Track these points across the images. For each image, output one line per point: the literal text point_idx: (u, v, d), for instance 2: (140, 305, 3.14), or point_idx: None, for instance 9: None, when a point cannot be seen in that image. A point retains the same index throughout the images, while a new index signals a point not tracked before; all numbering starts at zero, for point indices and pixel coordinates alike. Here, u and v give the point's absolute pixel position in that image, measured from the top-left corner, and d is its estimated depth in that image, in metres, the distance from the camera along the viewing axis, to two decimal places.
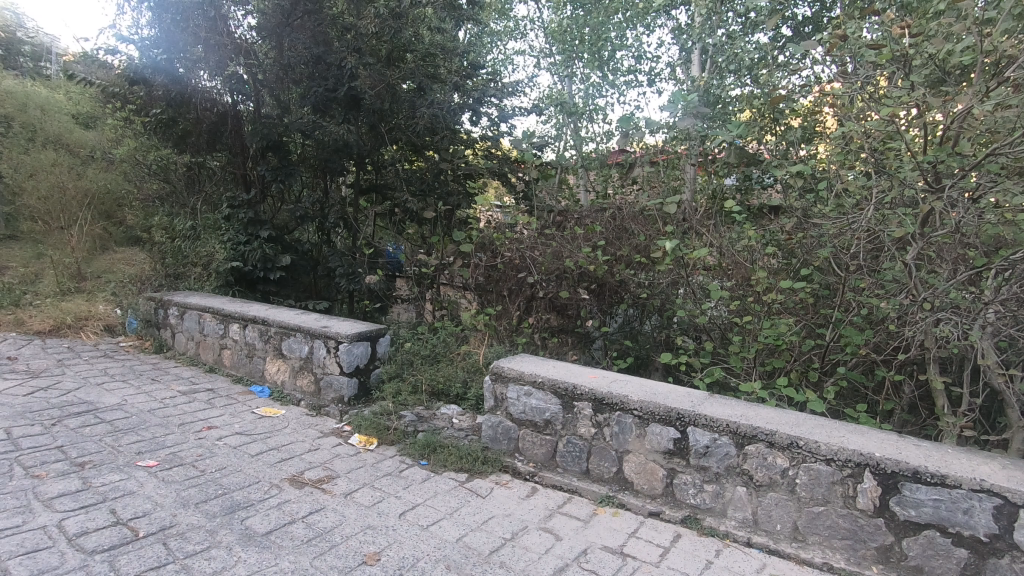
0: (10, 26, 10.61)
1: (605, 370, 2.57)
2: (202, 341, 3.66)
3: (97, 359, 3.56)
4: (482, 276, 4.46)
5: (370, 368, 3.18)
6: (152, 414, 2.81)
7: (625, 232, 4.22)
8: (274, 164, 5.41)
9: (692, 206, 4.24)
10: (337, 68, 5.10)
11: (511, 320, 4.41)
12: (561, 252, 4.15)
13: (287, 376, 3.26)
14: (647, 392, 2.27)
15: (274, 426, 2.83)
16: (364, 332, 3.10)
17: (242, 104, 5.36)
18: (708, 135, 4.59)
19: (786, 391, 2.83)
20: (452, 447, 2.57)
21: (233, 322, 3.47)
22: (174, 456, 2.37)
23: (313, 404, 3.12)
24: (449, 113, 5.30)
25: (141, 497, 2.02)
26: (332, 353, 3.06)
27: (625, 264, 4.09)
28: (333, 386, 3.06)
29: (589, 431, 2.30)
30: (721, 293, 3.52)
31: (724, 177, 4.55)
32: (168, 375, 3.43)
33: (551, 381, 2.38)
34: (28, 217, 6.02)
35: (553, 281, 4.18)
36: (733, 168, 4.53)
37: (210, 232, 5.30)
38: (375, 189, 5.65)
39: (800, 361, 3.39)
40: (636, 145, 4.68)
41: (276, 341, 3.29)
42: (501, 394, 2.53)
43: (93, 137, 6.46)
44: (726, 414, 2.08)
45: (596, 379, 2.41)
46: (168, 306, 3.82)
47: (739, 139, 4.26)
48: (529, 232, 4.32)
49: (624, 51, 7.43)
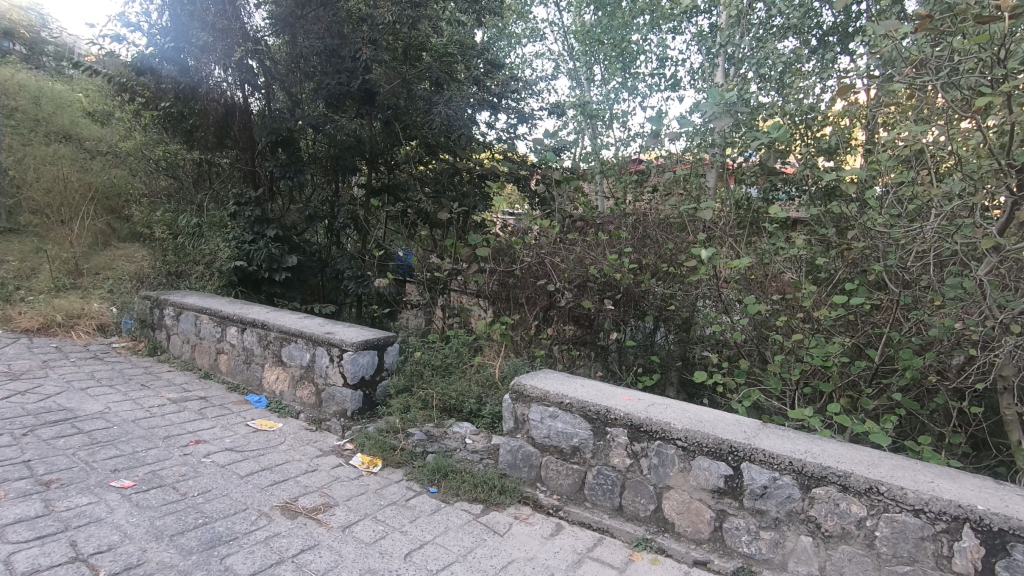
0: (35, 27, 10.52)
1: (639, 391, 2.28)
2: (198, 345, 3.42)
3: (85, 361, 3.32)
4: (497, 283, 4.19)
5: (376, 379, 2.92)
6: (136, 425, 2.55)
7: (652, 240, 3.95)
8: (283, 160, 5.19)
9: (722, 214, 3.95)
10: (351, 61, 4.88)
11: (528, 331, 4.09)
12: (585, 259, 3.85)
13: (286, 386, 3.00)
14: (690, 419, 1.99)
15: (269, 442, 2.57)
16: (371, 340, 2.85)
17: (256, 102, 5.14)
18: (733, 142, 4.27)
19: (840, 420, 2.52)
20: (466, 474, 2.30)
21: (231, 325, 3.23)
22: (154, 477, 2.10)
23: (313, 418, 2.86)
24: (465, 113, 5.10)
25: (108, 526, 1.75)
26: (336, 362, 2.80)
27: (650, 274, 3.82)
28: (336, 398, 2.80)
29: (624, 462, 2.01)
30: (759, 308, 3.23)
31: (746, 188, 4.37)
32: (159, 381, 3.16)
33: (580, 403, 2.10)
34: (30, 209, 5.85)
35: (574, 291, 3.91)
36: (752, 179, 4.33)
37: (215, 229, 5.05)
38: (388, 190, 5.49)
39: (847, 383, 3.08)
40: (653, 154, 4.58)
41: (276, 347, 3.03)
42: (522, 415, 2.25)
43: (101, 131, 6.30)
44: (788, 449, 1.79)
45: (632, 403, 2.12)
46: (164, 306, 3.58)
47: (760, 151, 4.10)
48: (549, 238, 4.04)
49: (645, 57, 7.21)
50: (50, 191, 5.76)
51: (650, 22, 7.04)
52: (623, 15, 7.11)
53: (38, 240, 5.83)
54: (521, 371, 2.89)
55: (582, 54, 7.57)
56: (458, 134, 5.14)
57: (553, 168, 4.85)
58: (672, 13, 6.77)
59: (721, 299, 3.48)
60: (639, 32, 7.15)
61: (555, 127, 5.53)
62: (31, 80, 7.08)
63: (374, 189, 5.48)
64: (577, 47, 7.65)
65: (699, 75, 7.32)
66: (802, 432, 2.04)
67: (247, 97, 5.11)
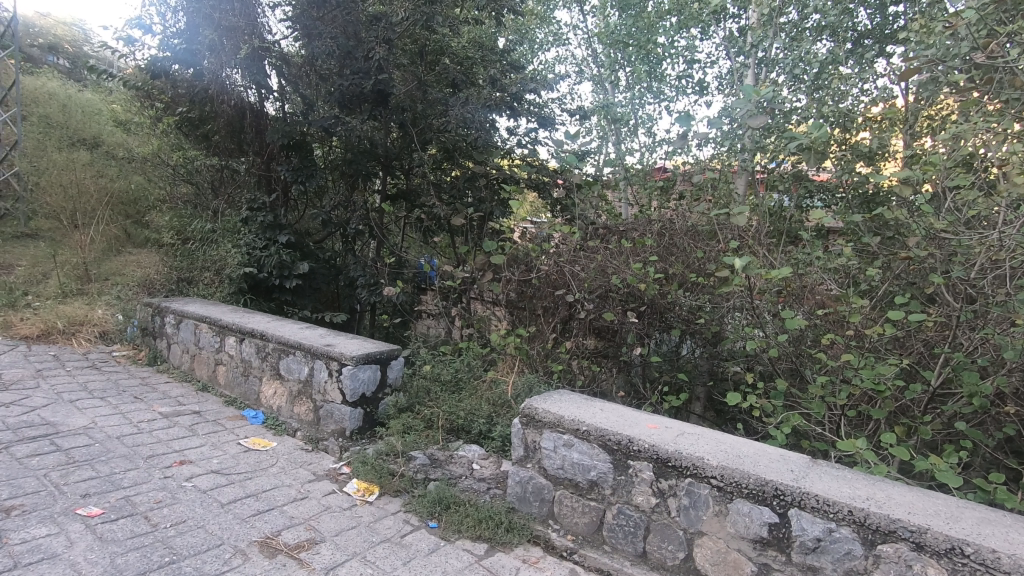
0: (80, 43, 10.91)
1: (666, 418, 2.02)
2: (197, 355, 3.26)
3: (82, 370, 3.19)
4: (514, 293, 3.95)
5: (378, 396, 2.71)
6: (120, 443, 2.37)
7: (679, 249, 3.68)
8: (296, 164, 5.04)
9: (755, 221, 3.67)
10: (365, 61, 4.73)
11: (545, 344, 3.82)
12: (607, 268, 3.60)
13: (284, 401, 2.80)
14: (726, 453, 1.72)
15: (260, 463, 2.37)
16: (373, 354, 2.64)
17: (272, 104, 5.03)
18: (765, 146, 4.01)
19: (897, 452, 2.21)
20: (470, 507, 2.05)
21: (230, 335, 3.06)
22: (126, 503, 1.91)
23: (310, 437, 2.66)
24: (483, 116, 4.92)
25: (62, 565, 1.55)
26: (334, 377, 2.60)
27: (677, 284, 3.56)
28: (334, 416, 2.59)
29: (649, 501, 1.75)
30: (799, 323, 2.93)
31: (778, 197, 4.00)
32: (154, 394, 3.00)
33: (598, 431, 1.84)
34: (46, 215, 5.84)
35: (596, 301, 3.63)
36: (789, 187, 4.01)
37: (226, 234, 4.94)
38: (404, 196, 5.27)
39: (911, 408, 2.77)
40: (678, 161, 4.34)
41: (274, 359, 2.85)
42: (534, 442, 2.01)
43: (123, 137, 6.33)
44: (846, 495, 1.51)
45: (658, 432, 1.86)
46: (165, 313, 3.44)
47: (795, 157, 3.85)
48: (569, 244, 3.80)
49: (672, 60, 6.95)
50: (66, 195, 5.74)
51: (678, 24, 6.76)
52: (650, 15, 6.84)
53: (53, 244, 5.80)
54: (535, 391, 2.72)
55: (607, 58, 7.34)
56: (475, 137, 4.94)
57: (573, 173, 4.63)
58: (700, 14, 6.48)
59: (756, 313, 3.19)
60: (666, 33, 6.88)
61: (577, 130, 5.31)
62: (60, 89, 7.18)
63: (390, 195, 5.31)
64: (603, 49, 7.40)
65: (728, 79, 7.02)
66: (859, 471, 1.75)
67: (263, 99, 5.00)
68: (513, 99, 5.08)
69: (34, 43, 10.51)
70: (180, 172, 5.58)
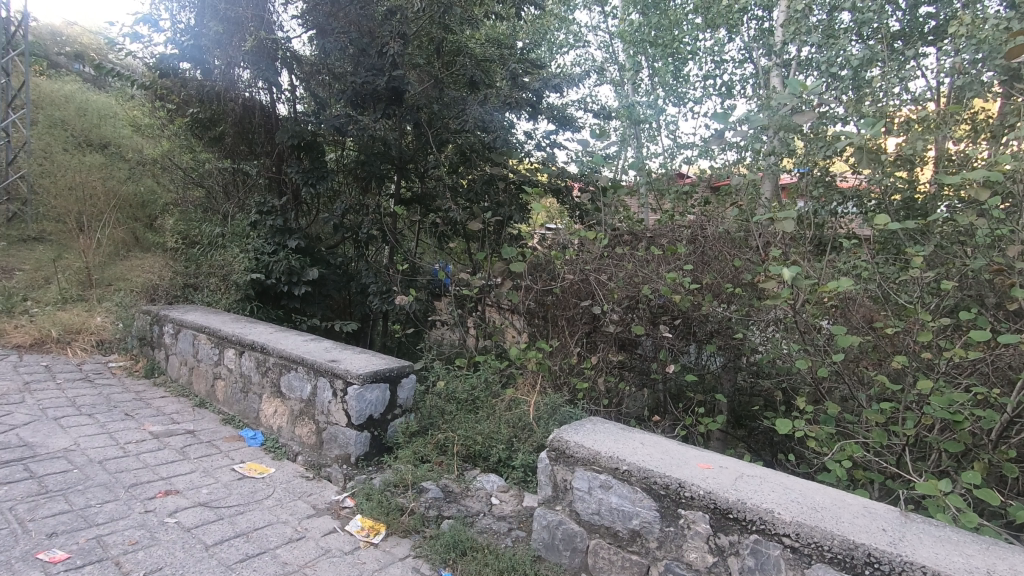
0: (98, 47, 10.94)
1: (719, 455, 1.73)
2: (196, 368, 3.04)
3: (74, 383, 2.98)
4: (533, 302, 3.66)
5: (387, 418, 2.46)
6: (101, 468, 2.15)
7: (714, 257, 3.40)
8: (306, 166, 4.79)
9: (796, 228, 3.38)
10: (379, 58, 4.51)
11: (568, 358, 3.45)
12: (636, 277, 3.32)
13: (285, 421, 2.56)
14: (799, 505, 1.43)
15: (255, 494, 2.12)
16: (381, 372, 2.39)
17: (285, 104, 4.85)
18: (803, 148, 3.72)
19: (984, 496, 1.91)
20: (489, 555, 1.78)
21: (229, 347, 2.83)
22: (96, 546, 1.67)
23: (312, 463, 2.40)
24: (502, 117, 4.69)
25: None
26: (339, 397, 2.35)
27: (711, 296, 3.28)
28: (338, 440, 2.35)
29: (704, 560, 1.46)
30: (854, 341, 2.63)
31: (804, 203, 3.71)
32: (147, 410, 2.78)
33: (641, 472, 1.57)
34: (53, 218, 5.71)
35: (623, 313, 3.32)
36: (832, 190, 3.71)
37: (234, 239, 4.74)
38: (419, 200, 5.09)
39: (990, 441, 2.44)
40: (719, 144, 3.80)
41: (275, 375, 2.61)
42: (565, 480, 1.73)
43: (136, 141, 6.24)
44: (959, 567, 1.21)
45: (713, 474, 1.58)
46: (164, 322, 3.23)
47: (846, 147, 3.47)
48: (593, 251, 3.54)
49: (697, 61, 6.66)
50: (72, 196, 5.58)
51: (704, 22, 6.48)
52: (674, 14, 6.57)
53: (57, 246, 5.62)
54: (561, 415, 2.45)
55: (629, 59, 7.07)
56: (493, 139, 4.71)
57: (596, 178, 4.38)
58: (729, 12, 6.19)
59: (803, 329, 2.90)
60: (691, 33, 6.61)
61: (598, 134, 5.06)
62: (71, 91, 7.09)
63: (404, 200, 5.11)
64: (624, 49, 7.14)
65: (756, 80, 6.71)
66: (959, 530, 1.45)
67: (275, 100, 4.83)
68: (532, 99, 4.84)
69: (55, 50, 10.57)
70: (190, 174, 5.42)
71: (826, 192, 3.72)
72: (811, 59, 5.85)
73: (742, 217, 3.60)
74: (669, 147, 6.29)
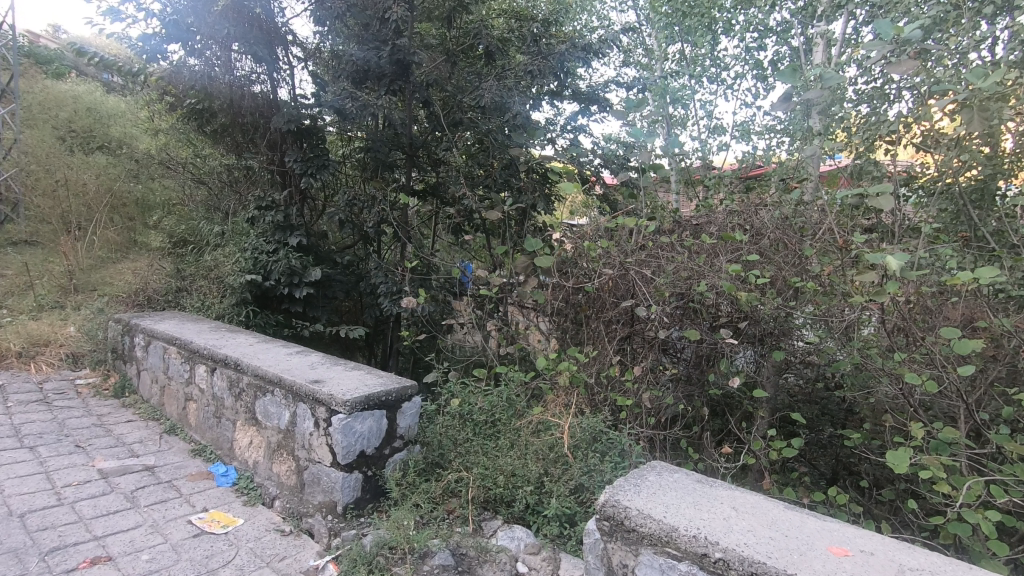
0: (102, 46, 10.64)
1: (848, 534, 1.22)
2: (167, 386, 2.58)
3: (25, 408, 2.55)
4: (563, 303, 3.11)
5: (386, 454, 1.96)
6: (21, 525, 1.69)
7: (778, 249, 2.86)
8: (306, 154, 4.32)
9: (877, 215, 2.81)
10: (382, 26, 4.01)
11: (605, 370, 2.86)
12: (686, 271, 2.76)
13: (261, 456, 2.08)
14: None
15: (214, 559, 1.64)
16: (375, 396, 1.88)
17: (286, 89, 4.45)
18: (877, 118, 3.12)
19: None
20: None
21: (200, 363, 2.36)
22: None
23: (291, 511, 1.91)
24: (521, 97, 4.19)
25: None
26: (321, 429, 1.85)
27: (777, 294, 2.73)
28: (322, 483, 1.85)
29: None
30: (974, 345, 2.13)
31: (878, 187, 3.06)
32: (104, 440, 2.33)
33: (747, 564, 1.05)
34: (43, 218, 5.36)
35: (671, 316, 2.76)
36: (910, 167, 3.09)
37: (230, 237, 4.31)
38: (432, 192, 4.61)
39: None
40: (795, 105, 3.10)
41: (249, 399, 2.13)
42: (625, 566, 1.23)
43: (133, 134, 5.87)
44: None
45: (858, 569, 1.06)
46: (135, 333, 2.79)
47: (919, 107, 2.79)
48: (631, 242, 3.00)
49: (733, 37, 5.96)
50: (57, 193, 5.24)
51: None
52: None
53: (49, 250, 5.30)
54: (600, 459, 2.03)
55: (658, 37, 6.37)
56: (511, 119, 4.19)
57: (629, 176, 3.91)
58: None
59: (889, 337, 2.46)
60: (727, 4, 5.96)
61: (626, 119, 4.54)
62: (70, 86, 6.73)
63: (416, 191, 4.63)
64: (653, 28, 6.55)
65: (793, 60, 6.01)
66: None
67: (275, 85, 4.42)
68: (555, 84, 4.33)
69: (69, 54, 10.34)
70: (185, 168, 5.01)
71: (907, 170, 3.09)
72: (866, 30, 5.13)
73: (806, 202, 3.03)
74: (701, 133, 5.64)
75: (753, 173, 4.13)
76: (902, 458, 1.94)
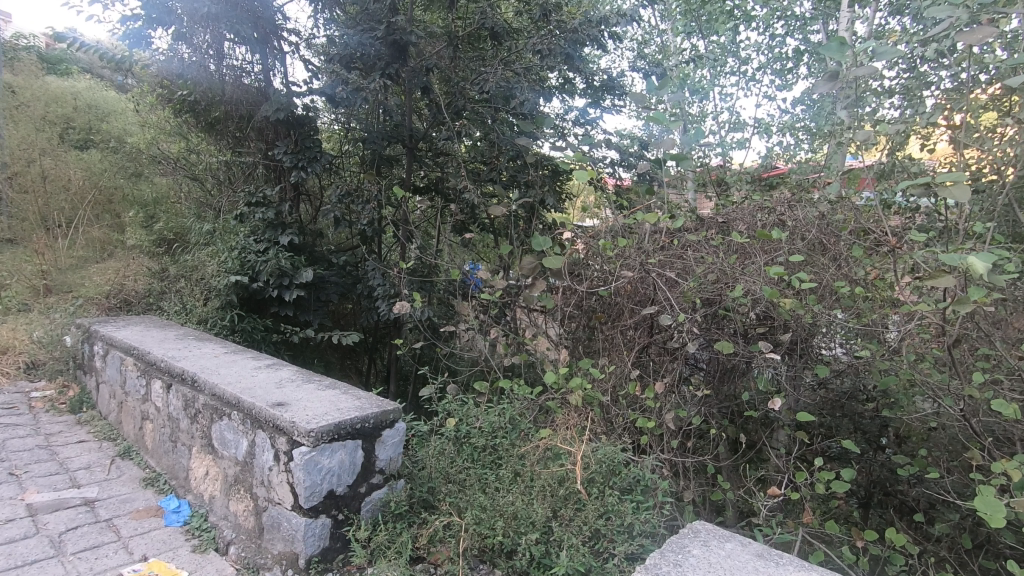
0: None
1: None
2: (124, 403, 2.28)
3: None
4: (575, 309, 2.77)
5: (361, 493, 1.64)
6: None
7: (818, 252, 2.53)
8: (297, 147, 4.02)
9: (933, 212, 2.47)
10: (378, 5, 3.69)
11: (622, 387, 2.52)
12: (716, 274, 2.41)
13: (218, 490, 1.76)
14: None
15: None
16: (347, 424, 1.56)
17: (279, 78, 4.15)
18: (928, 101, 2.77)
19: None
20: None
21: (156, 377, 2.05)
22: None
23: (247, 561, 1.59)
24: (530, 84, 3.87)
25: None
26: (282, 465, 1.53)
27: (821, 302, 2.37)
28: (282, 530, 1.53)
29: None
30: None
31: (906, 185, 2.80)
32: (44, 467, 2.02)
33: None
34: (23, 215, 5.13)
35: (698, 325, 2.41)
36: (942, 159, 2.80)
37: (216, 236, 4.03)
38: (435, 189, 4.30)
39: None
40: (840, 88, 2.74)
41: (204, 422, 1.81)
42: None
43: (121, 127, 5.65)
44: None
45: None
46: (94, 341, 2.50)
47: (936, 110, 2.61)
48: (651, 241, 2.67)
49: (755, 27, 5.60)
50: (38, 188, 5.04)
51: None
52: None
53: (27, 249, 5.06)
54: (618, 500, 1.70)
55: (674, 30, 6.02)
56: (519, 109, 3.87)
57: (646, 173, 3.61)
58: None
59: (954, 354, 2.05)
60: None
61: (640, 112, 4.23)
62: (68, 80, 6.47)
63: (417, 188, 4.33)
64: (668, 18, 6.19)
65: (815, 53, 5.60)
66: None
67: (268, 74, 4.13)
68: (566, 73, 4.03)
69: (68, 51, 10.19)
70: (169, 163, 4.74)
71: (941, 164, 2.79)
72: (896, 18, 4.72)
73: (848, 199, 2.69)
74: (719, 130, 5.24)
75: (774, 173, 3.83)
76: (997, 508, 1.62)
